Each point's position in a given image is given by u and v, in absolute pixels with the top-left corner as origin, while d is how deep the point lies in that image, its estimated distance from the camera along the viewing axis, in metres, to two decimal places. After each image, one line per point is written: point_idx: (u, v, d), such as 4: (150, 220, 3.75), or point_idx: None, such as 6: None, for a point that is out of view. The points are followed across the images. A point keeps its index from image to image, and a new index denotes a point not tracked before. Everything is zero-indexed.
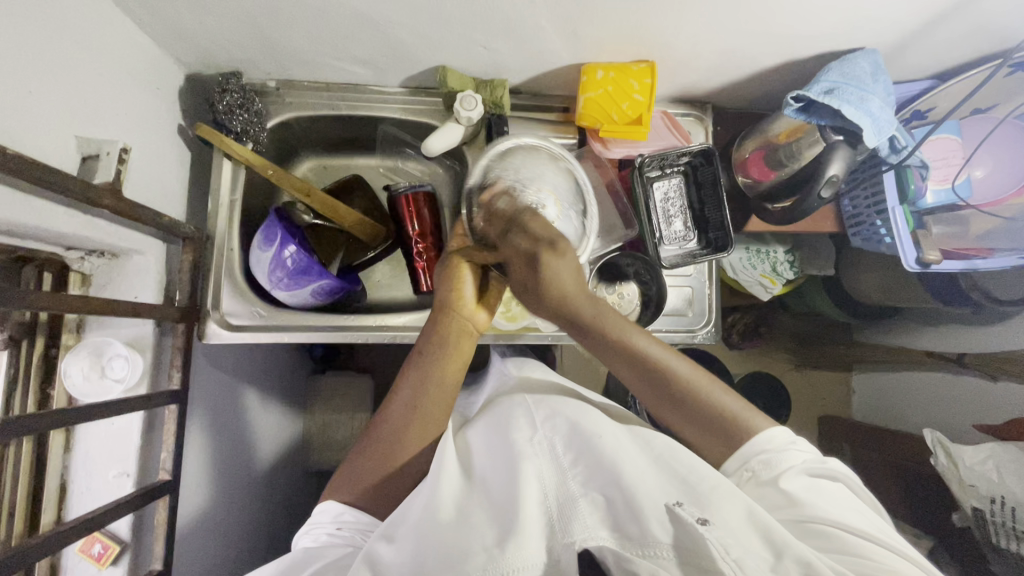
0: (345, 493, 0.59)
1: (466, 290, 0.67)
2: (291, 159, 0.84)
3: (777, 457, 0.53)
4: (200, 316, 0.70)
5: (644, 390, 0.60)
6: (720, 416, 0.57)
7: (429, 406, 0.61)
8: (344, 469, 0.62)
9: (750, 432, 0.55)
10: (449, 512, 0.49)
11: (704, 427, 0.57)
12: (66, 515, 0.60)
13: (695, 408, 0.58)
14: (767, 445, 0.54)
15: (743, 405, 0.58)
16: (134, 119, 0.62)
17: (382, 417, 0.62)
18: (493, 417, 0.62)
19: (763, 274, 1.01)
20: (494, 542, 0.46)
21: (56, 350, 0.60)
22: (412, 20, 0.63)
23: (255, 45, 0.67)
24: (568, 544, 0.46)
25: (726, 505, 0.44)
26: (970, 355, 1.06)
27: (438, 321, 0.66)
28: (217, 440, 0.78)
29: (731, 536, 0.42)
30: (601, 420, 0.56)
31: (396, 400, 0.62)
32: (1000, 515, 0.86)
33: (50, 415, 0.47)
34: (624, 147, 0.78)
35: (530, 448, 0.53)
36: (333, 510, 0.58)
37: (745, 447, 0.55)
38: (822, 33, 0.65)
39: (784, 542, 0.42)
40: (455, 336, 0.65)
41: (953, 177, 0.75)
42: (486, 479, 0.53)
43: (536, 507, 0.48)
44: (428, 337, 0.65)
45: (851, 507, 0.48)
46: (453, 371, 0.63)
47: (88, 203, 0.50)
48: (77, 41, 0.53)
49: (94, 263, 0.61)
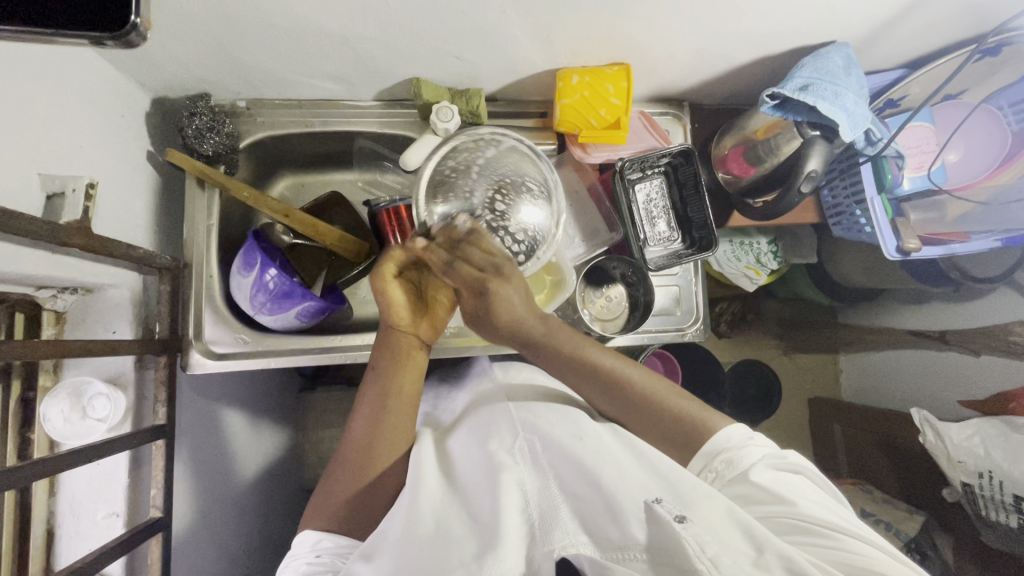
0: (322, 519, 0.57)
1: (414, 307, 0.62)
2: (266, 179, 0.82)
3: (737, 454, 0.53)
4: (182, 347, 0.68)
5: (607, 406, 0.61)
6: (680, 419, 0.57)
7: (393, 418, 0.60)
8: (320, 494, 0.59)
9: (707, 429, 0.56)
10: (428, 523, 0.49)
11: (663, 435, 0.57)
12: (54, 562, 0.58)
13: (651, 412, 0.58)
14: (727, 443, 0.54)
15: (698, 405, 0.59)
16: (99, 151, 0.60)
17: (349, 434, 0.61)
18: (476, 422, 0.61)
19: (748, 266, 1.02)
20: (473, 557, 0.44)
21: (33, 393, 0.58)
22: (382, 34, 0.62)
23: (221, 66, 0.66)
24: (547, 552, 0.44)
25: (706, 502, 0.44)
26: (952, 332, 1.07)
27: (386, 340, 0.62)
28: (207, 467, 0.76)
29: (709, 533, 0.41)
30: (583, 424, 0.56)
31: (362, 415, 0.61)
32: (988, 489, 0.88)
33: (27, 466, 0.46)
34: (603, 152, 0.77)
35: (510, 457, 0.52)
36: (310, 540, 0.55)
37: (708, 445, 0.54)
38: (794, 29, 0.65)
39: (764, 536, 0.41)
40: (406, 352, 0.62)
41: (929, 164, 0.76)
42: (468, 488, 0.52)
43: (515, 516, 0.46)
44: (385, 352, 0.62)
45: (816, 499, 0.49)
46: (415, 379, 0.62)
47: (58, 243, 0.49)
48: (33, 75, 0.51)
49: (67, 300, 0.59)
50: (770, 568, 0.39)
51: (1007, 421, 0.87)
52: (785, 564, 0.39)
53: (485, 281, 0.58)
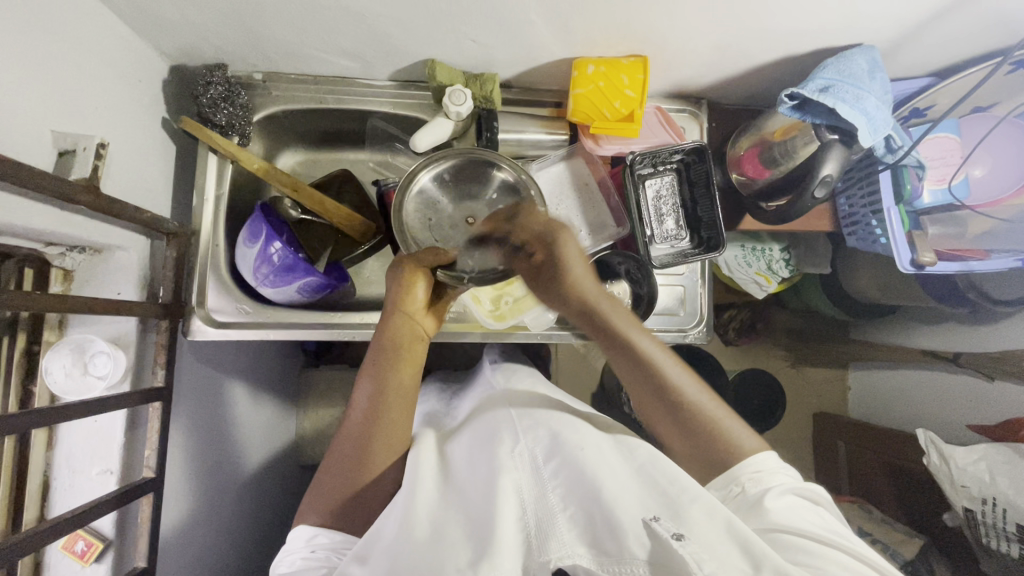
0: (316, 514, 0.55)
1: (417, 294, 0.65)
2: (279, 153, 0.83)
3: (767, 475, 0.52)
4: (185, 313, 0.69)
5: (650, 406, 0.60)
6: (725, 445, 0.55)
7: (388, 413, 0.58)
8: (313, 489, 0.58)
9: (741, 453, 0.54)
10: (423, 530, 0.48)
11: (698, 450, 0.56)
12: (49, 512, 0.59)
13: (694, 431, 0.57)
14: (758, 465, 0.53)
15: (738, 425, 0.57)
16: (113, 113, 0.60)
17: (343, 432, 0.60)
18: (477, 428, 0.61)
19: (758, 272, 0.99)
20: (467, 563, 0.43)
21: (38, 347, 0.59)
22: (398, 13, 0.61)
23: (238, 36, 0.66)
24: (543, 562, 0.44)
25: (704, 520, 0.43)
26: (966, 354, 1.04)
27: (390, 330, 0.63)
28: (206, 434, 0.77)
29: (707, 551, 0.40)
30: (583, 433, 0.56)
31: (356, 413, 0.59)
32: (991, 516, 0.86)
33: (26, 414, 0.47)
34: (615, 144, 0.77)
35: (510, 462, 0.52)
36: (305, 535, 0.54)
37: (735, 467, 0.54)
38: (821, 28, 0.63)
39: (762, 553, 0.40)
40: (408, 345, 0.63)
41: (950, 177, 0.74)
42: (464, 491, 0.52)
43: (513, 525, 0.46)
44: (381, 348, 0.62)
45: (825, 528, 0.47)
46: (410, 374, 0.61)
47: (64, 199, 0.49)
48: (50, 31, 0.51)
49: (75, 259, 0.60)
50: None
51: (1017, 448, 0.85)
52: None
53: (553, 233, 0.68)
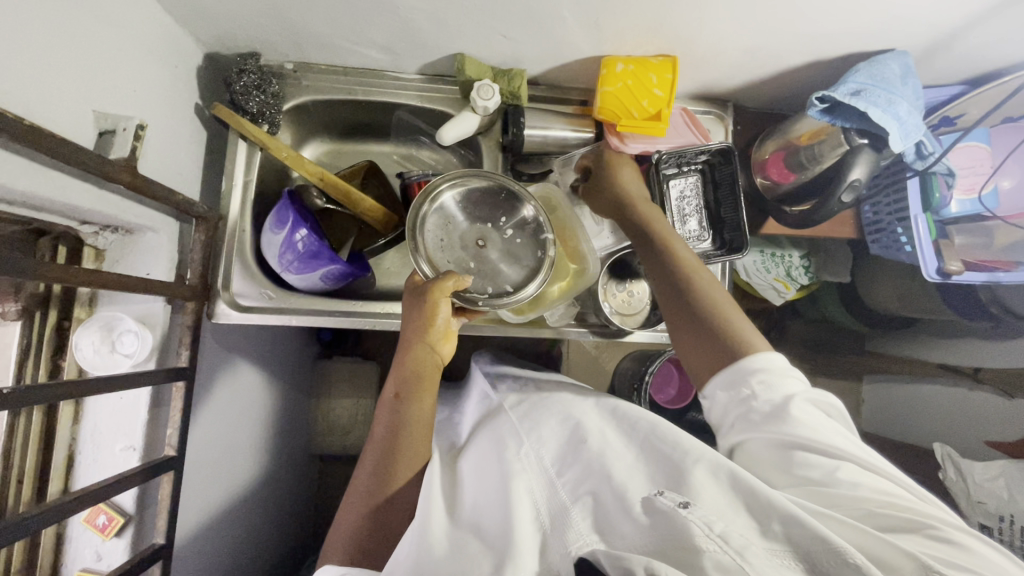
0: (340, 554, 0.53)
1: (438, 322, 0.63)
2: (306, 143, 0.84)
3: (775, 378, 0.53)
4: (210, 296, 0.70)
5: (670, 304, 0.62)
6: (732, 340, 0.57)
7: (406, 438, 0.59)
8: (335, 533, 0.56)
9: (747, 350, 0.56)
10: (442, 545, 0.47)
11: (708, 341, 0.58)
12: (72, 486, 0.61)
13: (707, 331, 0.59)
14: (765, 366, 0.54)
15: (750, 329, 0.58)
16: (150, 97, 0.62)
17: (364, 464, 0.59)
18: (484, 431, 0.62)
19: (777, 279, 0.99)
20: (492, 568, 0.43)
21: (68, 323, 0.60)
22: (432, 7, 0.62)
23: (273, 25, 0.67)
24: (567, 554, 0.43)
25: (708, 482, 0.46)
26: (987, 369, 1.03)
27: (409, 359, 0.62)
28: (228, 416, 0.79)
29: (715, 512, 0.42)
30: (584, 424, 0.58)
31: (377, 444, 0.60)
32: (1007, 534, 0.84)
33: (56, 385, 0.48)
34: (641, 143, 0.76)
35: (518, 463, 0.53)
36: (330, 574, 0.50)
37: (740, 364, 0.55)
38: (854, 33, 0.63)
39: (770, 504, 0.42)
40: (429, 373, 0.63)
41: (980, 187, 0.73)
42: (480, 507, 0.52)
43: (529, 524, 0.47)
44: (401, 377, 0.62)
45: (839, 435, 0.50)
46: (430, 401, 0.62)
47: (103, 177, 0.50)
48: (94, 13, 0.52)
49: (108, 238, 0.61)
50: (776, 538, 0.40)
51: None
52: (790, 531, 0.40)
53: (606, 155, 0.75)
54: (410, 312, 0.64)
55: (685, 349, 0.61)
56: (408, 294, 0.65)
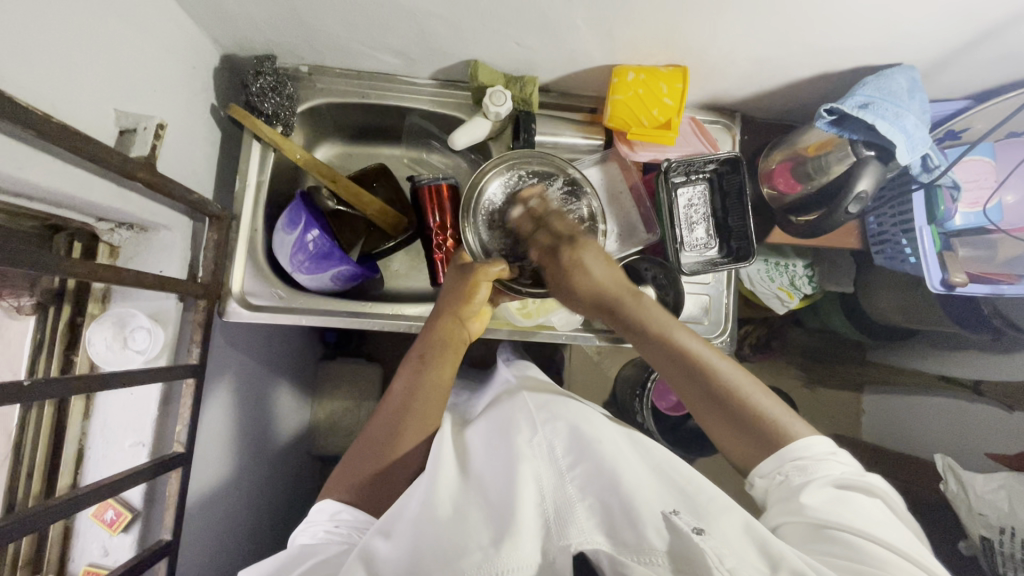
0: (340, 492, 0.56)
1: (476, 301, 0.66)
2: (318, 144, 0.85)
3: (812, 465, 0.53)
4: (221, 294, 0.71)
5: (693, 399, 0.61)
6: (761, 421, 0.57)
7: (421, 403, 0.60)
8: (340, 469, 0.59)
9: (785, 436, 0.56)
10: (446, 508, 0.48)
11: (740, 429, 0.58)
12: (81, 480, 0.61)
13: (735, 416, 0.58)
14: (805, 452, 0.54)
15: (780, 407, 0.58)
16: (168, 97, 0.63)
17: (376, 416, 0.62)
18: (494, 415, 0.61)
19: (780, 288, 1.00)
20: (490, 541, 0.44)
21: (81, 319, 0.61)
22: (448, 14, 0.63)
23: (290, 28, 0.68)
24: (564, 547, 0.45)
25: (721, 517, 0.45)
26: (987, 382, 1.01)
27: (441, 328, 0.65)
28: (235, 412, 0.80)
29: (726, 546, 0.42)
30: (600, 426, 0.56)
31: (392, 400, 0.62)
32: (1008, 546, 0.84)
33: (68, 379, 0.48)
34: (649, 151, 0.78)
35: (528, 450, 0.53)
36: (330, 509, 0.54)
37: (782, 451, 0.55)
38: (862, 46, 0.64)
39: (779, 555, 0.42)
40: (454, 348, 0.65)
41: (985, 201, 0.74)
42: (483, 479, 0.52)
43: (532, 509, 0.47)
44: (429, 344, 0.65)
45: (882, 520, 0.48)
46: (450, 372, 0.64)
47: (122, 174, 0.51)
48: (117, 14, 0.53)
49: (122, 235, 0.62)
50: None
51: None
52: None
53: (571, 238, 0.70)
54: (453, 286, 0.67)
55: (711, 428, 0.61)
56: (453, 273, 0.69)
